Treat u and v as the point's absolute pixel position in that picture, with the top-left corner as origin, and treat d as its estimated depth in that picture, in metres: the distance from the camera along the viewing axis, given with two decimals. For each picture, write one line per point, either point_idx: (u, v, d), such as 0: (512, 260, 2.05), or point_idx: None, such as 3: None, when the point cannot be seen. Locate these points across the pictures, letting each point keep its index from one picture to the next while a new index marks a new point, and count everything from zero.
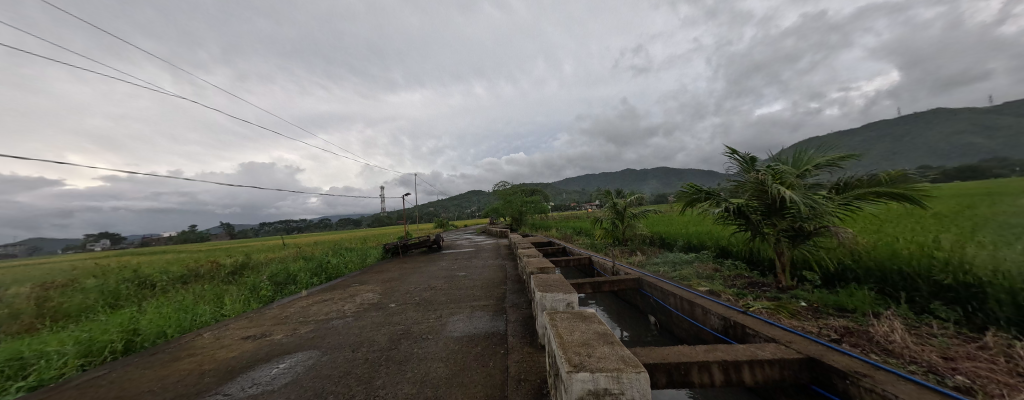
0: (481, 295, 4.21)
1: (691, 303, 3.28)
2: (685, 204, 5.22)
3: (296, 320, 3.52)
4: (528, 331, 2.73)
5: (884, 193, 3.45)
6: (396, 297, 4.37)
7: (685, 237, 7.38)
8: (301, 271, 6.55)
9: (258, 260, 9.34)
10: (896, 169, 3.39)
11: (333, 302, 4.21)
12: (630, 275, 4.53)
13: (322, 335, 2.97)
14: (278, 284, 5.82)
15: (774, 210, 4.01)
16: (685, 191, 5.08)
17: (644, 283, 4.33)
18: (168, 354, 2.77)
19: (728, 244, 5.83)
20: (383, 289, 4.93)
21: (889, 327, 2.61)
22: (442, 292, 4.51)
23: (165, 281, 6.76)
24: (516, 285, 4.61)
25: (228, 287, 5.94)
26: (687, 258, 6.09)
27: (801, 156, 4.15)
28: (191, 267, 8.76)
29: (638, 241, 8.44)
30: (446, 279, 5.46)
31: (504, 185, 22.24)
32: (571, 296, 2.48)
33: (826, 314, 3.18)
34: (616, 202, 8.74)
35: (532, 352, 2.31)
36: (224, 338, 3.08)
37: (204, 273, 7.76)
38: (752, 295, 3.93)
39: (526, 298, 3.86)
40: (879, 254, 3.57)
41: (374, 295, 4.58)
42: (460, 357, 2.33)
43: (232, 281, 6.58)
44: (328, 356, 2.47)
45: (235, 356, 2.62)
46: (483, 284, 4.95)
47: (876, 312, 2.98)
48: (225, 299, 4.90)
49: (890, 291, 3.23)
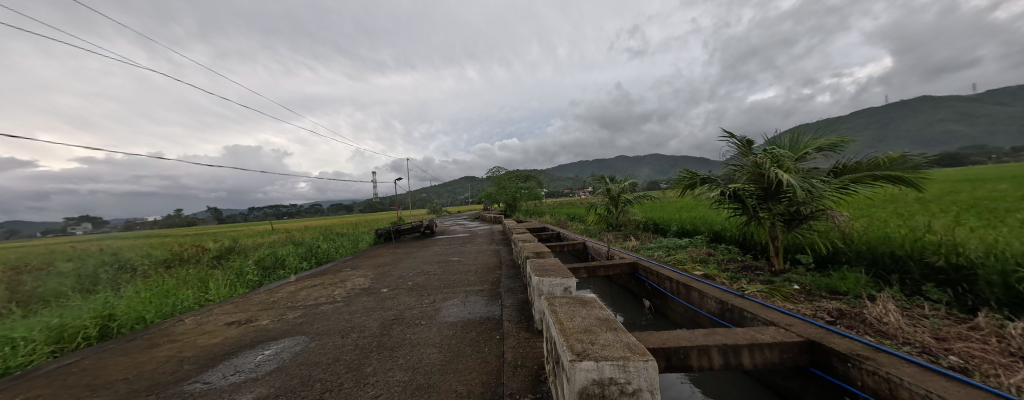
0: (476, 280, 4.13)
1: (688, 287, 3.25)
2: (681, 189, 5.17)
3: (284, 306, 3.38)
4: (525, 316, 2.67)
5: (881, 176, 3.42)
6: (388, 282, 4.28)
7: (679, 222, 7.39)
8: (289, 256, 6.36)
9: (245, 244, 9.07)
10: (894, 151, 3.33)
11: (323, 287, 4.09)
12: (625, 260, 4.52)
13: (312, 320, 2.87)
14: (264, 269, 5.64)
15: (773, 194, 3.99)
16: (682, 176, 5.02)
17: (639, 268, 4.32)
18: (145, 340, 2.62)
19: (722, 229, 5.87)
20: (375, 274, 4.83)
21: (883, 308, 2.64)
22: (435, 277, 4.43)
23: (147, 265, 6.51)
24: (511, 270, 4.56)
25: (213, 271, 5.76)
26: (681, 243, 6.13)
27: (799, 140, 4.07)
28: (175, 251, 8.48)
29: (632, 226, 8.51)
30: (439, 265, 5.38)
31: (498, 171, 22.10)
32: (568, 280, 2.41)
33: (819, 296, 3.21)
34: (610, 188, 8.72)
35: (529, 337, 2.26)
36: (207, 323, 2.95)
37: (189, 257, 7.51)
38: (746, 279, 3.98)
39: (521, 283, 3.79)
40: (870, 237, 3.59)
41: (365, 279, 4.47)
42: (455, 342, 2.26)
43: (218, 265, 6.37)
44: (316, 343, 2.37)
45: (217, 342, 2.50)
46: (477, 269, 4.87)
47: (870, 295, 3.01)
48: (209, 284, 4.72)
49: (882, 273, 3.27)
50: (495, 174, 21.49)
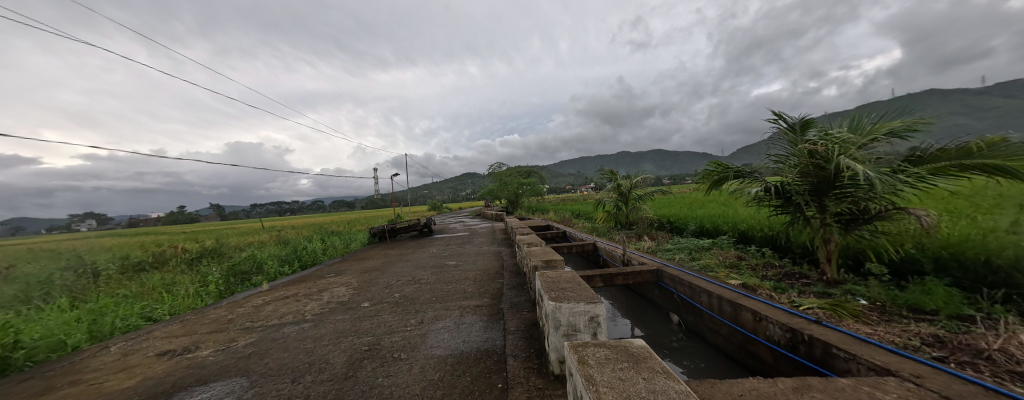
0: (473, 291, 3.52)
1: (735, 305, 2.61)
2: (708, 185, 4.55)
3: (239, 327, 2.78)
4: (536, 350, 2.05)
5: (972, 167, 2.74)
6: (372, 293, 3.67)
7: (697, 221, 6.78)
8: (269, 260, 5.80)
9: (230, 244, 8.55)
10: (995, 134, 2.63)
11: (295, 300, 3.50)
12: (646, 266, 3.92)
13: (264, 351, 2.26)
14: (238, 276, 5.07)
15: (826, 189, 3.34)
16: (710, 169, 4.38)
17: (665, 276, 3.75)
18: (42, 381, 2.03)
19: (750, 228, 5.28)
20: (360, 282, 4.23)
21: (1005, 339, 2.00)
22: (428, 286, 3.82)
23: (116, 268, 5.99)
24: (516, 278, 3.94)
25: (182, 276, 5.19)
26: (703, 244, 5.53)
27: (860, 124, 3.38)
28: (154, 252, 7.94)
29: (644, 224, 7.91)
30: (434, 270, 4.78)
31: (500, 166, 21.54)
32: (595, 308, 1.77)
33: (900, 318, 2.58)
34: (620, 183, 8.26)
35: (542, 388, 1.64)
36: (135, 354, 2.34)
37: (165, 260, 6.96)
38: (794, 290, 3.37)
39: (527, 297, 3.18)
40: (955, 241, 2.92)
41: (347, 290, 3.85)
42: (440, 395, 1.64)
43: (191, 269, 5.81)
44: (254, 391, 1.76)
45: (130, 387, 1.89)
46: (477, 276, 4.27)
47: (969, 316, 2.38)
48: (169, 295, 4.16)
49: (978, 286, 2.61)
50: (495, 170, 20.89)
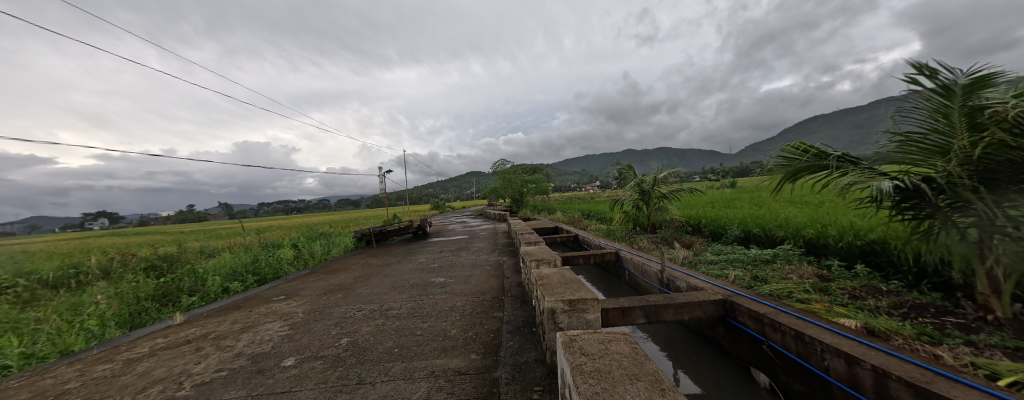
0: (457, 337, 2.37)
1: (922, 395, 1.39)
2: (782, 179, 3.29)
3: None
4: None
5: None
6: (310, 336, 2.53)
7: (739, 224, 5.58)
8: (216, 274, 4.74)
9: (195, 250, 7.56)
10: None
11: (193, 349, 2.38)
12: (707, 295, 2.73)
13: None
14: (164, 298, 3.99)
15: (1009, 182, 2.13)
16: (789, 156, 3.12)
17: (740, 312, 2.56)
18: None
19: (824, 236, 4.06)
20: (308, 312, 3.11)
21: None
22: (395, 324, 2.68)
23: (32, 282, 4.95)
24: (521, 312, 2.77)
25: (97, 294, 4.13)
26: (759, 255, 4.31)
27: None
28: (105, 259, 6.96)
29: (670, 227, 6.72)
30: (414, 292, 3.65)
31: (502, 164, 20.41)
32: None
33: None
34: (641, 180, 7.05)
35: None
36: None
37: (104, 269, 5.91)
38: (958, 339, 2.13)
39: (538, 356, 2.01)
40: None
41: (281, 328, 2.72)
42: None
43: (119, 283, 4.75)
44: None
45: None
46: (467, 304, 3.12)
47: None
48: (47, 330, 3.08)
49: None
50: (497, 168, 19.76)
